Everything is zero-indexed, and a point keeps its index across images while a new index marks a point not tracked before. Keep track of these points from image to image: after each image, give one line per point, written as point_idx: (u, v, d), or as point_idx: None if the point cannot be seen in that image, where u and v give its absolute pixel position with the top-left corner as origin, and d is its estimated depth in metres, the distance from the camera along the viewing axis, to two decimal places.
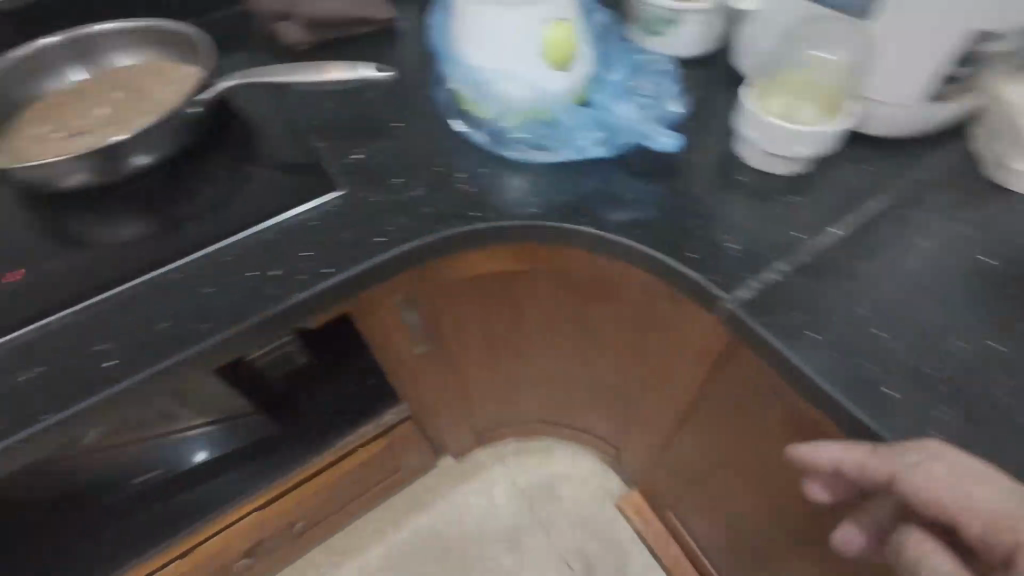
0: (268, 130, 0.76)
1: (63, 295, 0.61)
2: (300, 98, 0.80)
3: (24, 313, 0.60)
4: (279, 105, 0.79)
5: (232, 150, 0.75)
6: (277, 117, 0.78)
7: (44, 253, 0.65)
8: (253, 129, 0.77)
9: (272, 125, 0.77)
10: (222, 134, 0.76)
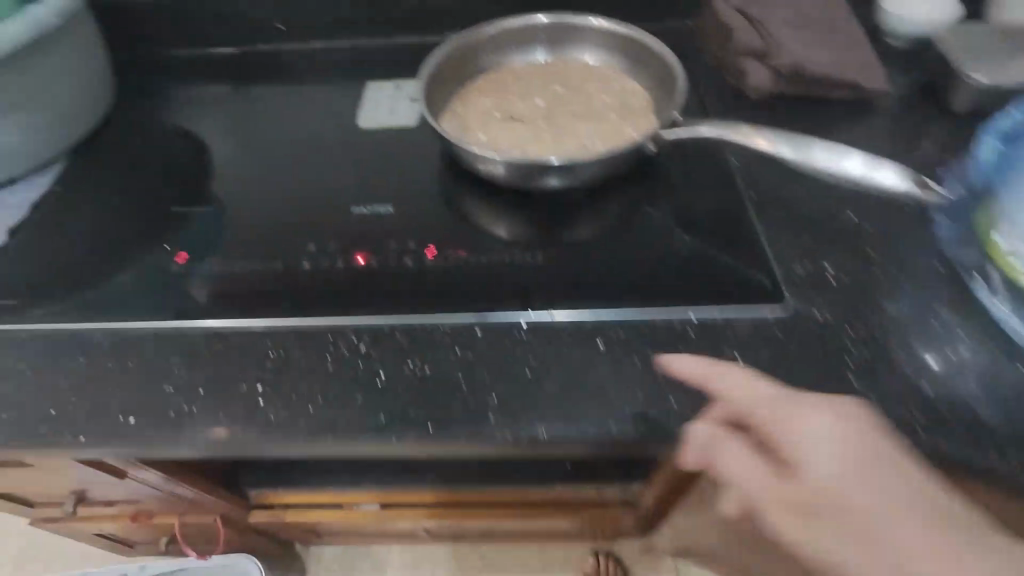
0: (547, 95, 0.72)
1: (331, 203, 0.66)
2: (589, 71, 0.74)
3: (297, 212, 0.66)
4: (565, 74, 0.74)
5: (507, 104, 0.71)
6: (558, 85, 0.73)
7: (328, 165, 0.72)
8: (534, 91, 0.73)
9: (555, 91, 0.72)
10: (505, 88, 0.73)
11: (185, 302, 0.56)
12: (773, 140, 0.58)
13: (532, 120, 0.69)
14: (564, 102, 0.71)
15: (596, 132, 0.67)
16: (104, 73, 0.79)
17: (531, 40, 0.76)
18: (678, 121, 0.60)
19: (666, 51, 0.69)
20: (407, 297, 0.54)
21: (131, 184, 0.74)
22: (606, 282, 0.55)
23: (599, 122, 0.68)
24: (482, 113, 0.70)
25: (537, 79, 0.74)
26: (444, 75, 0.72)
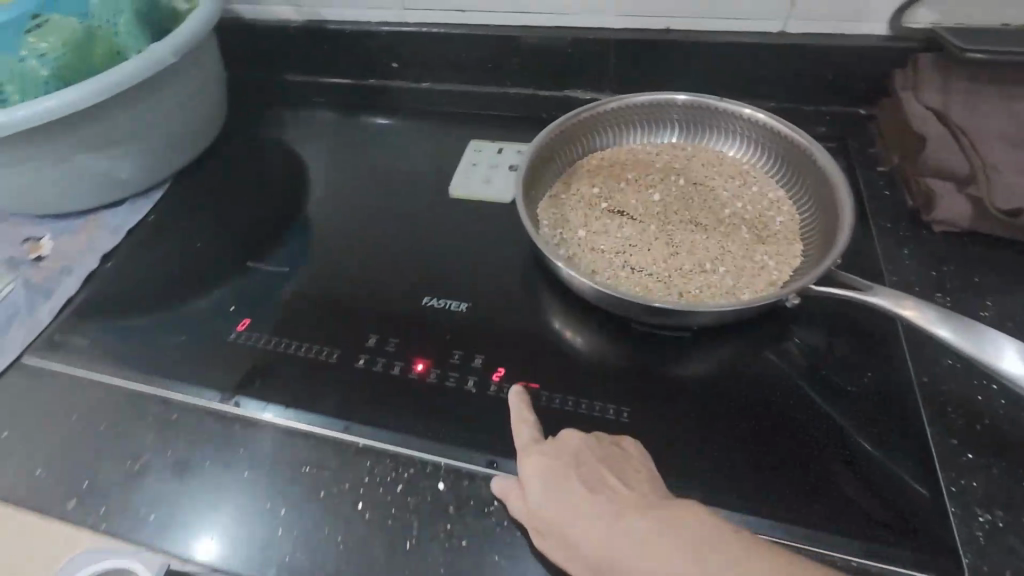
0: (670, 189, 0.62)
1: (405, 285, 0.60)
2: (725, 166, 0.63)
3: (368, 290, 0.60)
4: (693, 164, 0.64)
5: (620, 195, 0.62)
6: (684, 179, 0.63)
7: (413, 235, 0.66)
8: (654, 181, 0.63)
9: (679, 185, 0.62)
10: (622, 173, 0.64)
11: (234, 384, 0.52)
12: (931, 314, 0.44)
13: (646, 219, 0.59)
14: (688, 202, 0.60)
15: (723, 250, 0.55)
16: (217, 101, 0.78)
17: (662, 120, 0.66)
18: (839, 271, 0.47)
19: (831, 163, 0.56)
20: (466, 434, 0.46)
21: (219, 220, 0.73)
22: (711, 462, 0.45)
23: (728, 237, 0.57)
24: (588, 201, 0.61)
25: (661, 167, 0.64)
26: (553, 149, 0.63)
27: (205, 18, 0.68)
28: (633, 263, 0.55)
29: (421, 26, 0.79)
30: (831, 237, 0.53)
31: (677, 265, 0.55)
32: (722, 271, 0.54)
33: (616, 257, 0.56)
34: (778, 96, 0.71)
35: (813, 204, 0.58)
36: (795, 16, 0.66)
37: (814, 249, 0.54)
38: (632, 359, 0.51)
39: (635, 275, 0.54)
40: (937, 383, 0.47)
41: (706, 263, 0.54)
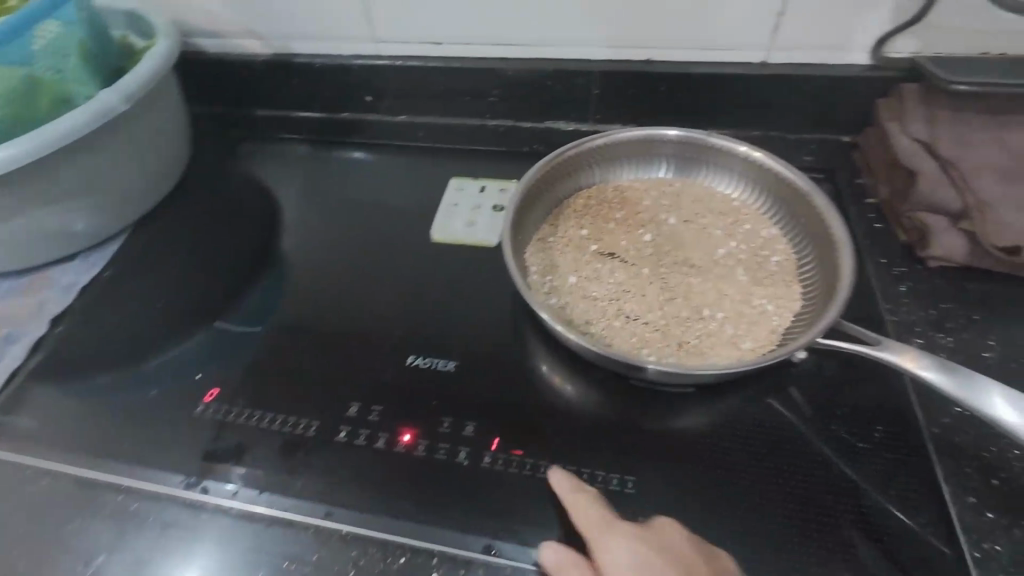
0: (662, 228, 0.60)
1: (387, 342, 0.57)
2: (716, 203, 0.62)
3: (349, 349, 0.57)
4: (682, 201, 0.63)
5: (610, 236, 0.60)
6: (676, 217, 0.61)
7: (393, 283, 0.63)
8: (645, 221, 0.61)
9: (671, 224, 0.61)
10: (611, 213, 0.62)
11: (201, 466, 0.49)
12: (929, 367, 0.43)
13: (639, 262, 0.58)
14: (680, 242, 0.59)
15: (721, 295, 0.54)
16: (178, 143, 0.74)
17: (653, 155, 0.65)
18: (842, 323, 0.46)
19: (826, 204, 0.55)
20: (460, 514, 0.44)
21: (181, 271, 0.68)
22: (726, 533, 0.43)
23: (725, 281, 0.55)
24: (577, 244, 0.59)
25: (652, 205, 0.63)
26: (540, 190, 0.61)
27: (160, 56, 0.64)
28: (627, 311, 0.53)
29: (395, 59, 0.75)
30: (831, 281, 0.52)
31: (674, 312, 0.53)
32: (721, 318, 0.52)
33: (610, 306, 0.54)
34: (764, 124, 0.70)
35: (809, 245, 0.57)
36: (777, 46, 0.65)
37: (812, 292, 0.54)
38: (634, 410, 0.50)
39: (632, 325, 0.52)
40: (948, 436, 0.46)
41: (703, 310, 0.53)
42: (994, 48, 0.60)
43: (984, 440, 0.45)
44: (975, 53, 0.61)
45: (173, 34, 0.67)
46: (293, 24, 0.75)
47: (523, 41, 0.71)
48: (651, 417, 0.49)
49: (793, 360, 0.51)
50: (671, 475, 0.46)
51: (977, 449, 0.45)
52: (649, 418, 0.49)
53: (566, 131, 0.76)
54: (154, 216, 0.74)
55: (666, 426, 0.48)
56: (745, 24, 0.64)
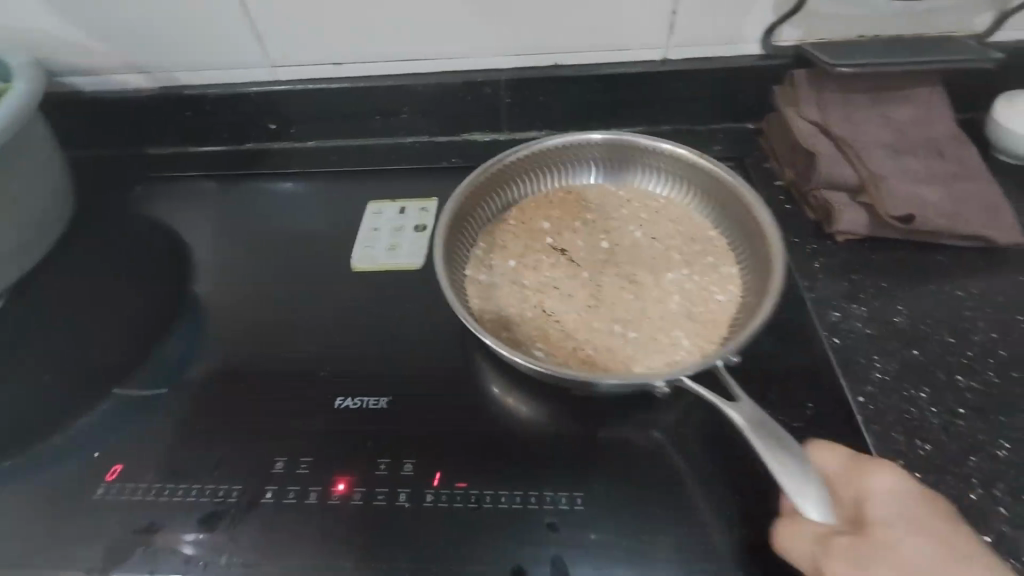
0: (596, 230, 0.61)
1: (313, 386, 0.53)
2: (650, 204, 0.63)
3: (271, 400, 0.52)
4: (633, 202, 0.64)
5: (537, 266, 0.58)
6: (613, 223, 0.62)
7: (316, 321, 0.59)
8: (577, 237, 0.61)
9: (605, 234, 0.61)
10: (543, 227, 0.62)
11: (106, 558, 0.44)
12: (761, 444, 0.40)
13: (566, 287, 0.56)
14: (616, 250, 0.59)
15: (641, 326, 0.53)
16: (54, 195, 0.66)
17: (580, 159, 0.65)
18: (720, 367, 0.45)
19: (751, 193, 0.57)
20: (405, 562, 0.42)
21: (68, 336, 0.60)
22: (680, 534, 0.42)
23: (640, 305, 0.54)
24: (511, 275, 0.57)
25: (586, 215, 0.63)
26: (466, 212, 0.60)
27: (18, 101, 0.57)
28: (552, 348, 0.51)
29: (295, 83, 0.71)
30: (766, 269, 0.53)
31: (596, 342, 0.52)
32: (623, 330, 0.52)
33: (534, 295, 0.56)
34: (673, 118, 0.72)
35: (741, 237, 0.58)
36: (674, 43, 0.66)
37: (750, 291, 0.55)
38: (581, 413, 0.49)
39: (553, 354, 0.51)
40: (872, 404, 0.46)
41: (615, 325, 0.53)
42: (868, 31, 0.64)
43: (904, 403, 0.46)
44: (853, 36, 0.65)
45: (33, 74, 0.60)
46: (175, 54, 0.69)
47: (427, 56, 0.69)
48: (595, 419, 0.49)
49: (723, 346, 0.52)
50: (620, 477, 0.45)
51: (899, 412, 0.46)
52: (591, 420, 0.48)
53: (482, 142, 0.75)
54: (34, 278, 0.66)
55: (611, 425, 0.48)
56: (642, 23, 0.65)
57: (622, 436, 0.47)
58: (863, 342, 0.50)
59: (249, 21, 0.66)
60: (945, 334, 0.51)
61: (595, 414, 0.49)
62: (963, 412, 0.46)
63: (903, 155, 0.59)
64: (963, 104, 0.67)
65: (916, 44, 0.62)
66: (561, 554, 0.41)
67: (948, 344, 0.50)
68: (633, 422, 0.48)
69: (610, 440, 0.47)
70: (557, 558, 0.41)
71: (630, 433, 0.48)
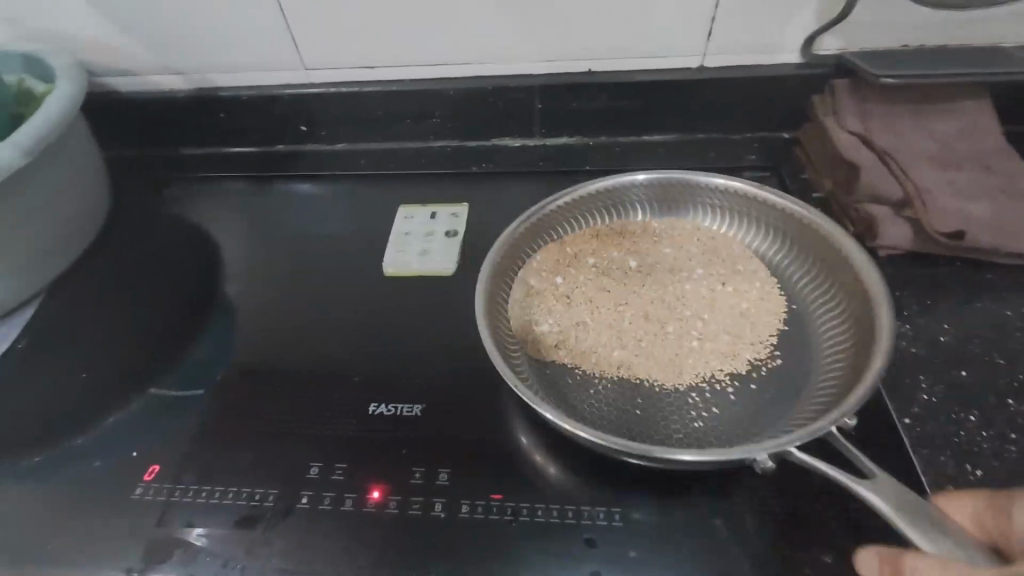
0: (647, 257, 0.61)
1: (346, 390, 0.53)
2: (707, 241, 0.62)
3: (305, 405, 0.52)
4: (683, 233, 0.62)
5: (581, 295, 0.57)
6: (665, 252, 0.61)
7: (348, 325, 0.59)
8: (622, 269, 0.60)
9: (648, 263, 0.60)
10: (604, 257, 0.61)
11: (144, 557, 0.44)
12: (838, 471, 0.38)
13: (614, 311, 0.56)
14: (660, 278, 0.59)
15: (698, 359, 0.52)
16: (91, 193, 0.67)
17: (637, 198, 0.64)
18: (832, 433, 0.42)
19: (836, 230, 0.55)
20: (440, 574, 0.41)
21: (104, 335, 0.61)
22: (724, 556, 0.41)
23: (686, 337, 0.54)
24: (563, 296, 0.57)
25: (635, 248, 0.61)
26: (518, 252, 0.59)
27: (62, 101, 0.58)
28: (603, 378, 0.51)
29: (328, 86, 0.71)
30: (861, 325, 0.50)
31: (644, 371, 0.51)
32: (697, 346, 0.53)
33: (583, 318, 0.55)
34: (707, 127, 0.71)
35: (814, 279, 0.57)
36: (712, 51, 0.65)
37: (840, 345, 0.51)
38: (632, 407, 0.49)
39: (610, 391, 0.50)
40: (919, 427, 0.45)
41: (686, 341, 0.53)
42: (912, 40, 0.63)
43: (952, 426, 0.45)
44: (897, 46, 0.63)
45: (77, 75, 0.61)
46: (212, 56, 0.70)
47: (460, 61, 0.69)
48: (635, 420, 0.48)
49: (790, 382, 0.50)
50: (657, 493, 0.44)
51: (947, 435, 0.44)
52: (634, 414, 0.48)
53: (513, 147, 0.75)
54: (72, 275, 0.67)
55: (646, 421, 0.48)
56: (679, 30, 0.64)
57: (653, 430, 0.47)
58: (908, 361, 0.49)
59: (286, 24, 0.66)
60: (994, 354, 0.49)
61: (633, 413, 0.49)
62: (1014, 436, 0.44)
63: (949, 169, 0.57)
64: (1012, 116, 0.65)
65: (964, 55, 0.61)
66: (599, 572, 0.40)
67: (998, 366, 0.48)
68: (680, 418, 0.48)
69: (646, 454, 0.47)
70: (595, 574, 0.40)
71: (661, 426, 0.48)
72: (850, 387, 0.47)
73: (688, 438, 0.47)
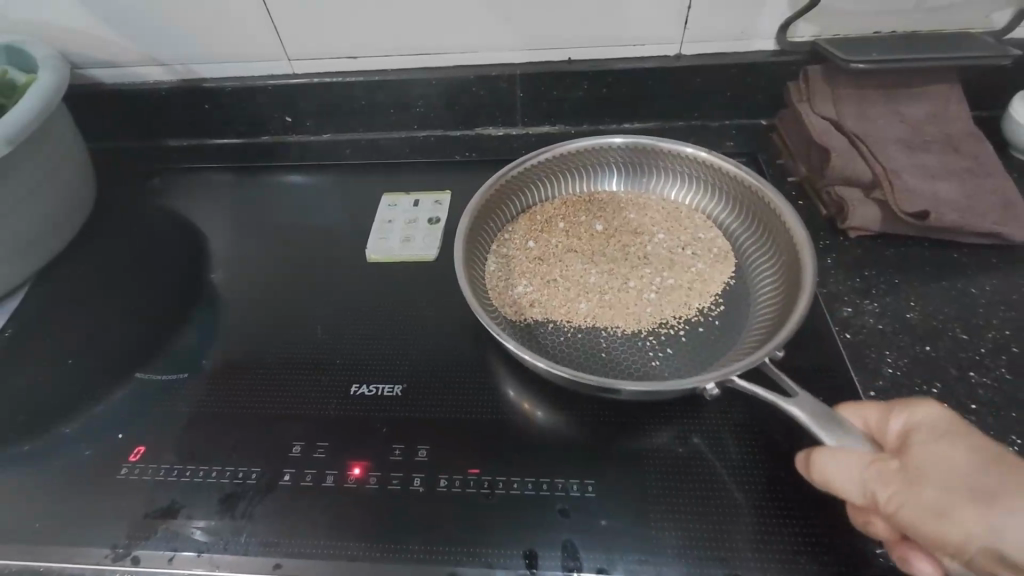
0: (613, 219, 0.61)
1: (326, 372, 0.54)
2: (671, 211, 0.62)
3: (287, 386, 0.53)
4: (644, 204, 0.63)
5: (551, 255, 0.58)
6: (628, 215, 0.61)
7: (331, 310, 0.60)
8: (588, 230, 0.60)
9: (614, 225, 0.61)
10: (582, 218, 0.62)
11: (130, 534, 0.45)
12: (810, 411, 0.41)
13: (581, 268, 0.57)
14: (623, 240, 0.59)
15: (654, 307, 0.53)
16: (75, 184, 0.68)
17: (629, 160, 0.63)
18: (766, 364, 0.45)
19: (792, 216, 0.53)
20: (418, 546, 0.42)
21: (92, 323, 0.62)
22: (690, 518, 0.43)
23: (646, 291, 0.55)
24: (534, 254, 0.58)
25: (601, 212, 0.62)
26: (502, 199, 0.61)
27: (44, 93, 0.58)
28: (570, 325, 0.52)
29: (311, 76, 0.72)
30: (790, 292, 0.50)
31: (606, 319, 0.52)
32: (654, 298, 0.54)
33: (555, 268, 0.57)
34: (686, 114, 0.72)
35: (765, 249, 0.56)
36: (689, 38, 0.66)
37: (770, 298, 0.52)
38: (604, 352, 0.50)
39: (577, 338, 0.51)
40: (883, 399, 0.46)
41: (644, 292, 0.54)
42: (884, 27, 0.64)
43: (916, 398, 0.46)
44: (869, 33, 0.65)
45: (60, 67, 0.62)
46: (197, 48, 0.70)
47: (442, 49, 0.69)
48: (609, 353, 0.50)
49: (735, 323, 0.52)
50: (630, 466, 0.46)
51: None
52: (610, 355, 0.50)
53: (496, 137, 0.76)
54: (59, 265, 0.68)
55: (611, 359, 0.50)
56: (656, 18, 0.65)
57: (618, 364, 0.49)
58: (875, 337, 0.50)
59: (269, 17, 0.67)
60: (959, 330, 0.51)
61: (594, 358, 0.50)
62: (975, 406, 0.46)
63: (918, 151, 0.58)
64: (982, 100, 0.66)
65: (935, 40, 0.62)
66: (573, 539, 0.42)
67: (961, 340, 0.50)
68: (641, 360, 0.50)
69: (622, 424, 0.48)
70: (569, 543, 0.42)
71: (632, 360, 0.49)
72: (775, 329, 0.48)
73: (643, 372, 0.49)
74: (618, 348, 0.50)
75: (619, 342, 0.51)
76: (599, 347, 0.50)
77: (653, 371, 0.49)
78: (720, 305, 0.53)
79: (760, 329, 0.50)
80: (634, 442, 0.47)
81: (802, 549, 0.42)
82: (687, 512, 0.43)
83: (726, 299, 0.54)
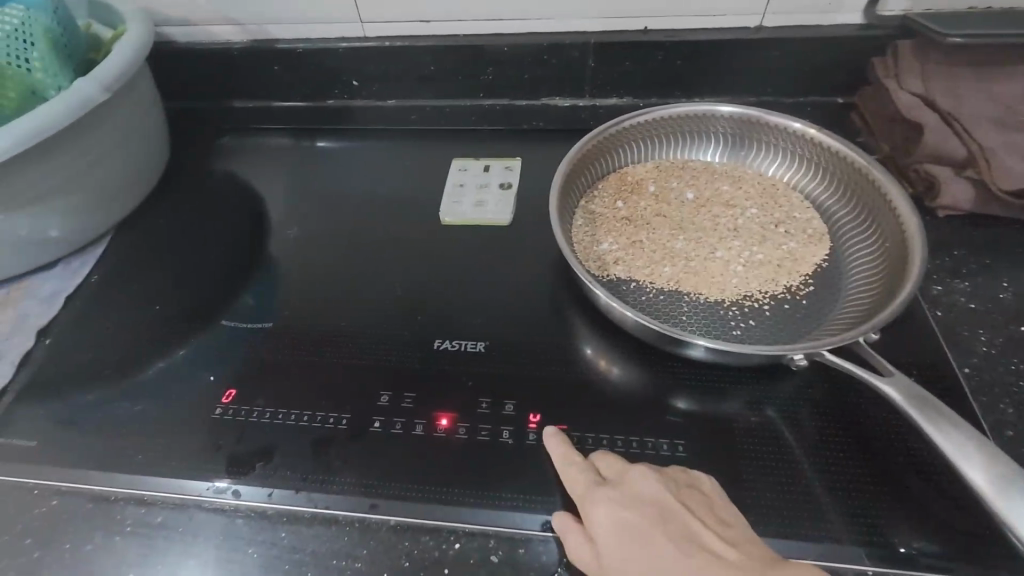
0: (704, 189, 0.60)
1: (410, 328, 0.55)
2: (767, 185, 0.61)
3: (370, 339, 0.54)
4: (741, 175, 0.61)
5: (639, 217, 0.58)
6: (721, 185, 0.61)
7: (406, 269, 0.61)
8: (679, 198, 0.60)
9: (706, 195, 0.60)
10: (674, 185, 0.61)
11: (228, 469, 0.46)
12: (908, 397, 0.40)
13: (669, 232, 0.57)
14: (715, 209, 0.58)
15: (740, 280, 0.52)
16: (155, 138, 0.69)
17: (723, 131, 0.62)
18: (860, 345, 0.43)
19: (900, 195, 0.52)
20: (511, 494, 0.43)
21: (173, 274, 0.64)
22: (784, 482, 0.43)
23: (733, 262, 0.54)
24: (623, 216, 0.58)
25: (693, 181, 0.61)
26: (588, 162, 0.60)
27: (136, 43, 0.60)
28: (653, 286, 0.52)
29: (382, 40, 0.72)
30: (895, 267, 0.49)
31: (690, 285, 0.52)
32: (740, 270, 0.53)
33: (634, 230, 0.57)
34: (760, 90, 0.71)
35: (864, 226, 0.55)
36: (773, 9, 0.65)
37: (870, 274, 0.51)
38: (683, 315, 0.50)
39: (660, 299, 0.51)
40: (978, 375, 0.46)
41: (730, 263, 0.54)
42: (979, 2, 0.62)
43: (1012, 376, 0.46)
44: (963, 8, 0.63)
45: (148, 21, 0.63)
46: (271, 8, 0.71)
47: (516, 15, 0.69)
48: (688, 317, 0.50)
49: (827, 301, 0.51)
50: (718, 430, 0.46)
51: (1005, 384, 0.45)
52: (689, 320, 0.50)
53: (564, 108, 0.75)
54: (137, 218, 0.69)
55: (690, 325, 0.49)
56: None
57: (699, 329, 0.49)
58: (968, 316, 0.49)
59: None
60: None
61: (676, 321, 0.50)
62: None
63: None
64: None
65: None
66: None
67: None
68: (723, 330, 0.49)
69: (709, 390, 0.48)
70: None
71: (712, 328, 0.49)
72: (876, 307, 0.48)
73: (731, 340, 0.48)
74: (693, 316, 0.50)
75: (696, 309, 0.51)
76: (680, 314, 0.50)
77: (749, 338, 0.48)
78: (808, 287, 0.52)
79: (862, 304, 0.49)
80: (723, 408, 0.47)
81: (897, 515, 0.42)
82: (780, 476, 0.43)
83: (817, 281, 0.52)
